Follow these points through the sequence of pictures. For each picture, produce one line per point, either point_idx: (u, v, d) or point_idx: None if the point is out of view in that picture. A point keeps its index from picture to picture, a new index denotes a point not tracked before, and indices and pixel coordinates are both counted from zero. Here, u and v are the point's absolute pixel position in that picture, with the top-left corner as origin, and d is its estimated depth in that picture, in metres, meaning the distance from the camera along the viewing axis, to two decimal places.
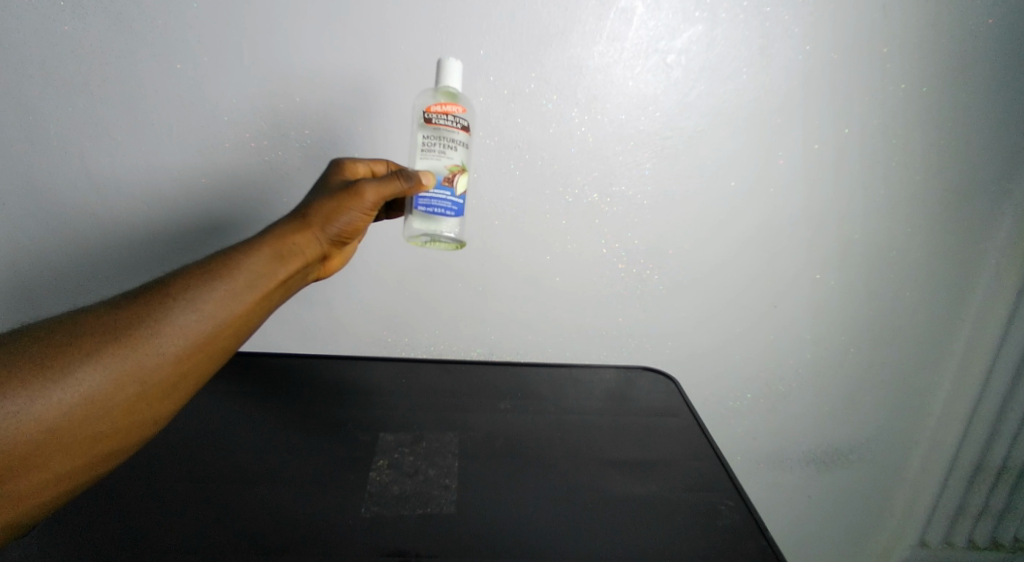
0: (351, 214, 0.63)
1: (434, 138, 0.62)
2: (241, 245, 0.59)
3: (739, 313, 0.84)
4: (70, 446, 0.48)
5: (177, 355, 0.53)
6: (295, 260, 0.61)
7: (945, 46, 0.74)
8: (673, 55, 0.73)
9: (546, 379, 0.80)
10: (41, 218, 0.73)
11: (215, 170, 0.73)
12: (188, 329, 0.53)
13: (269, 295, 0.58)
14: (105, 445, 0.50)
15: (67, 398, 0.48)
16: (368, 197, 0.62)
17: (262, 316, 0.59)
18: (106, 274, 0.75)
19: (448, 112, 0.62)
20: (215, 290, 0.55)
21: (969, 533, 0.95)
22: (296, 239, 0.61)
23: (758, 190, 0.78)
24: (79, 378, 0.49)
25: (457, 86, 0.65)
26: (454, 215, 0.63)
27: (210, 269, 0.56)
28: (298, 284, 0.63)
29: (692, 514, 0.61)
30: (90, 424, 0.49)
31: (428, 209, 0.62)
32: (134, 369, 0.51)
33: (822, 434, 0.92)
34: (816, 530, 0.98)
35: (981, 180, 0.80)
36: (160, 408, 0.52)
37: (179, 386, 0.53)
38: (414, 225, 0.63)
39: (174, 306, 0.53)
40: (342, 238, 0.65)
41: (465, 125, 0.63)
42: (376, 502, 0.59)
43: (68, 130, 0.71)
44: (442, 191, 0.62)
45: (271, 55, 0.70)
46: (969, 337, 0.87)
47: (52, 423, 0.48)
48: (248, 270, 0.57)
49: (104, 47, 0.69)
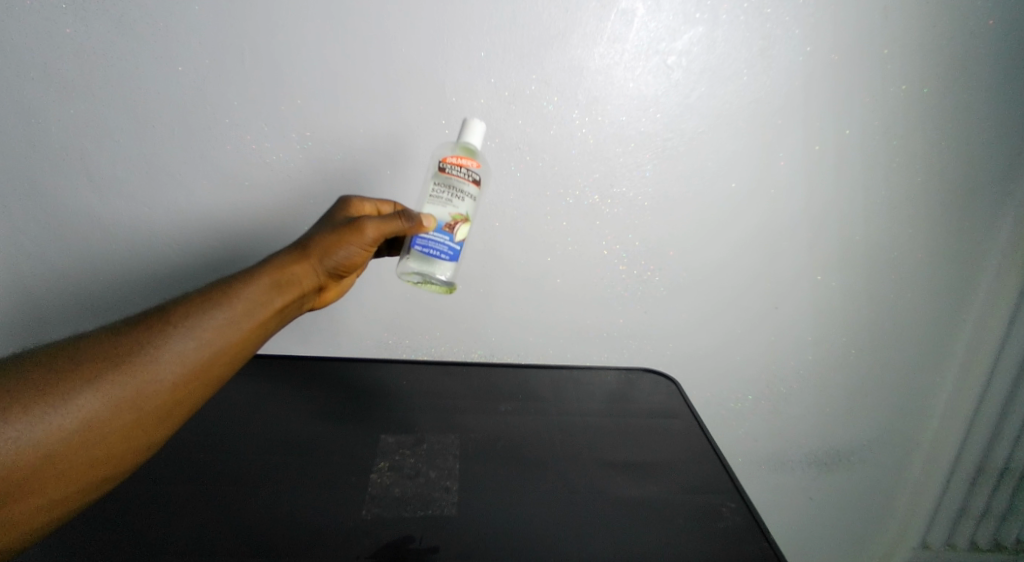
0: (350, 247, 0.63)
1: (443, 187, 0.63)
2: (241, 273, 0.59)
3: (740, 315, 0.84)
4: (65, 473, 0.49)
5: (174, 382, 0.53)
6: (292, 290, 0.61)
7: (943, 48, 0.73)
8: (674, 57, 0.72)
9: (546, 380, 0.80)
10: (43, 219, 0.74)
11: (218, 174, 0.74)
12: (186, 356, 0.53)
13: (266, 323, 0.59)
14: (101, 470, 0.50)
15: (65, 423, 0.49)
16: (369, 232, 0.63)
17: (258, 343, 0.59)
18: (112, 276, 0.77)
19: (463, 165, 0.63)
20: (213, 318, 0.55)
21: (970, 534, 0.95)
22: (295, 268, 0.61)
23: (758, 192, 0.78)
24: (78, 403, 0.49)
25: (476, 143, 0.66)
26: (449, 259, 0.63)
27: (210, 295, 0.56)
28: (294, 313, 0.63)
29: (693, 515, 0.62)
30: (88, 449, 0.49)
31: (425, 250, 0.63)
32: (132, 395, 0.51)
33: (823, 436, 0.92)
34: (817, 531, 0.98)
35: (982, 182, 0.79)
36: (155, 433, 0.52)
37: (175, 413, 0.53)
38: (409, 263, 0.64)
39: (174, 333, 0.53)
40: (339, 271, 0.65)
41: (476, 179, 0.64)
42: (377, 503, 0.59)
43: (70, 133, 0.71)
44: (441, 235, 0.63)
45: (272, 58, 0.70)
46: (969, 339, 0.87)
47: (50, 448, 0.48)
48: (247, 298, 0.58)
49: (106, 49, 0.68)
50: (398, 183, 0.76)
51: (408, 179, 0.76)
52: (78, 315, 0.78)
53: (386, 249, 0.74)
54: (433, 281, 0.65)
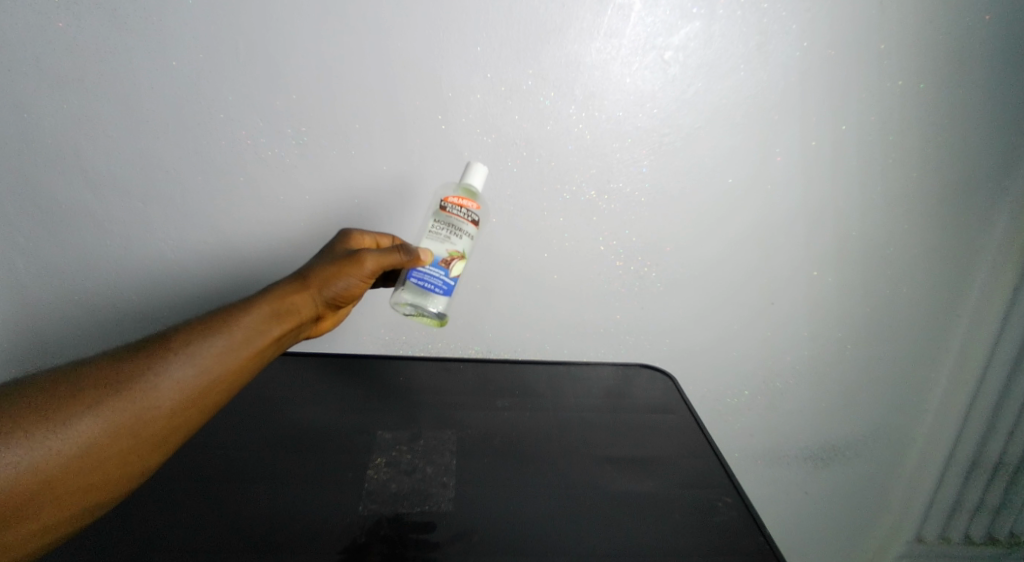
0: (350, 279, 0.65)
1: (443, 225, 0.66)
2: (242, 301, 0.60)
3: (735, 311, 0.84)
4: (61, 498, 0.49)
5: (173, 409, 0.53)
6: (292, 318, 0.62)
7: (940, 43, 0.73)
8: (671, 53, 0.72)
9: (544, 376, 0.80)
10: (38, 217, 0.73)
11: (214, 171, 0.73)
12: (185, 383, 0.54)
13: (264, 351, 0.59)
14: (96, 494, 0.50)
15: (65, 448, 0.49)
16: (368, 265, 0.65)
17: (255, 371, 0.59)
18: (108, 273, 0.76)
19: (463, 206, 0.67)
20: (212, 345, 0.56)
21: (964, 528, 0.96)
22: (295, 297, 0.62)
23: (755, 187, 0.78)
24: (77, 428, 0.49)
25: (477, 185, 0.69)
26: (442, 293, 0.66)
27: (210, 323, 0.57)
28: (291, 341, 0.64)
29: (690, 510, 0.62)
30: (86, 475, 0.49)
31: (420, 282, 0.66)
32: (130, 420, 0.51)
33: (819, 432, 0.92)
34: (812, 525, 0.99)
35: (977, 177, 0.79)
36: (151, 459, 0.53)
37: (172, 439, 0.54)
38: (404, 294, 0.67)
39: (174, 360, 0.54)
40: (337, 300, 0.67)
41: (475, 219, 0.67)
42: (374, 499, 0.59)
43: (63, 129, 0.70)
44: (436, 269, 0.66)
45: (267, 52, 0.69)
46: (964, 334, 0.87)
47: (47, 473, 0.48)
48: (246, 326, 0.58)
49: (98, 42, 0.67)
50: (395, 179, 0.75)
51: (404, 176, 0.75)
52: (74, 311, 0.77)
53: (384, 281, 0.76)
54: (426, 313, 0.68)
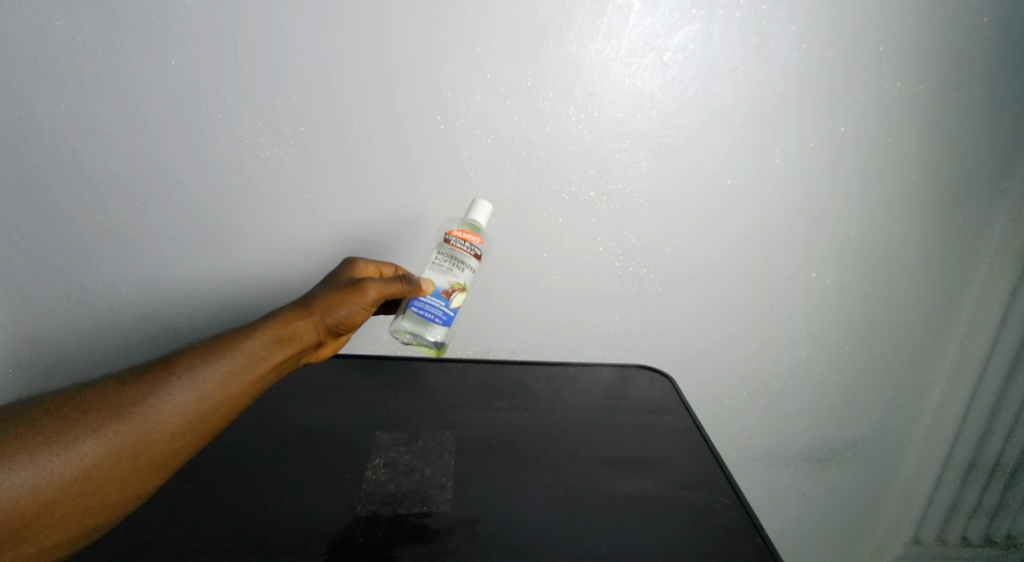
0: (351, 306, 0.65)
1: (446, 258, 0.66)
2: (245, 326, 0.59)
3: (734, 312, 0.84)
4: (59, 520, 0.48)
5: (174, 432, 0.53)
6: (293, 344, 0.62)
7: (938, 45, 0.73)
8: (670, 54, 0.72)
9: (543, 378, 0.79)
10: (34, 217, 0.72)
11: (213, 171, 0.73)
12: (186, 407, 0.53)
13: (264, 377, 0.59)
14: (94, 517, 0.50)
15: (66, 471, 0.48)
16: (370, 293, 0.65)
17: (256, 395, 0.59)
18: (106, 274, 0.75)
19: (467, 239, 0.67)
20: (214, 369, 0.55)
21: (961, 530, 0.96)
22: (298, 323, 0.62)
23: (753, 188, 0.78)
24: (78, 452, 0.49)
25: (481, 221, 0.69)
26: (441, 323, 0.66)
27: (213, 347, 0.57)
28: (291, 366, 0.63)
29: (689, 512, 0.62)
30: (85, 498, 0.49)
31: (421, 312, 0.66)
32: (131, 445, 0.51)
33: (818, 433, 0.92)
34: (810, 527, 0.99)
35: (974, 180, 0.80)
36: (150, 483, 0.52)
37: (172, 463, 0.53)
38: (404, 322, 0.67)
39: (176, 383, 0.53)
40: (338, 328, 0.66)
41: (478, 254, 0.68)
42: (372, 500, 0.59)
43: (61, 128, 0.69)
44: (437, 300, 0.65)
45: (265, 52, 0.69)
46: (961, 336, 0.87)
47: (47, 496, 0.48)
48: (248, 350, 0.58)
49: (95, 41, 0.67)
50: (395, 179, 0.75)
51: (403, 176, 0.75)
52: (71, 312, 0.77)
53: (384, 309, 0.76)
54: (424, 342, 0.68)
